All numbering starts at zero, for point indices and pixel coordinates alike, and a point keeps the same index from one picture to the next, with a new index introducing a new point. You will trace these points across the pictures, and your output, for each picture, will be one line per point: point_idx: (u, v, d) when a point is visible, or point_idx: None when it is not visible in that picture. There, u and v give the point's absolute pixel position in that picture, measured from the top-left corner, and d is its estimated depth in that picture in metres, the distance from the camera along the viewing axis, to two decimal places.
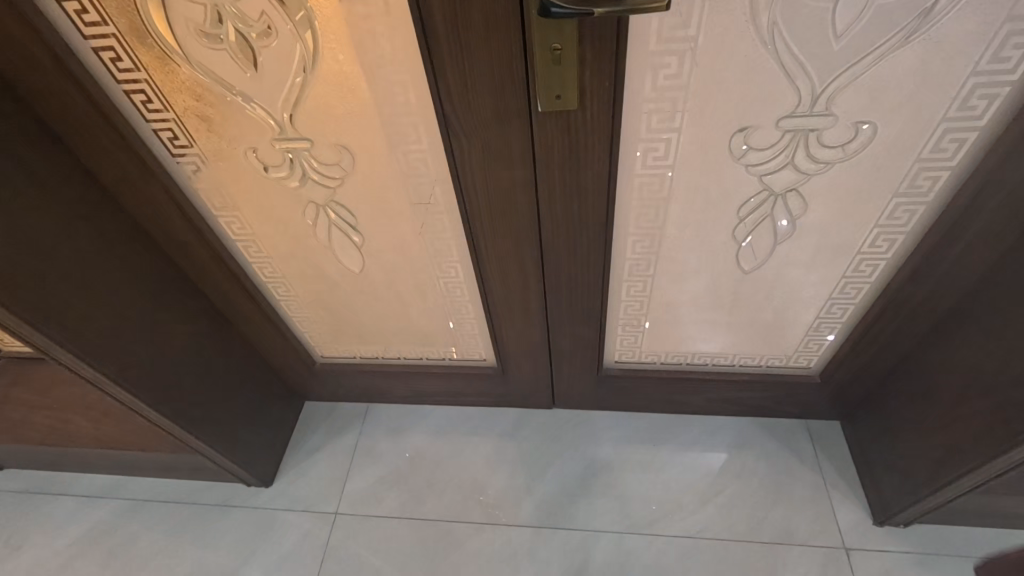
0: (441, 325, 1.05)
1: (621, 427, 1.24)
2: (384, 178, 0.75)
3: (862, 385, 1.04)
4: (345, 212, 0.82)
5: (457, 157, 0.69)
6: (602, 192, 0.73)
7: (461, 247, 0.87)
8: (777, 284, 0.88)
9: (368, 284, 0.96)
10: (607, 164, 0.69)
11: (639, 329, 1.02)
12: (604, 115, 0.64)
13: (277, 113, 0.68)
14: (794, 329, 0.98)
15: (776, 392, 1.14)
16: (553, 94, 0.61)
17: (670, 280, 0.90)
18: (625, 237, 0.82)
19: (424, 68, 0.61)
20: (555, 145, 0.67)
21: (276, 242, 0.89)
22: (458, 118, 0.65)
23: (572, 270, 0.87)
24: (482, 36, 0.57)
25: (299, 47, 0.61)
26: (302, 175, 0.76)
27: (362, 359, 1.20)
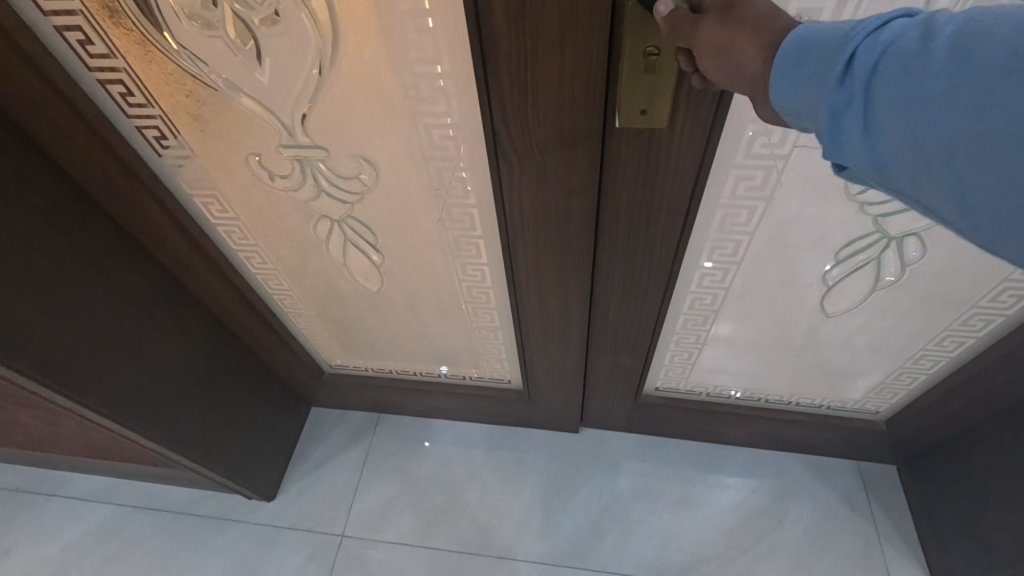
0: (463, 348, 0.94)
1: (651, 456, 1.14)
2: (412, 198, 0.63)
3: (933, 433, 0.95)
4: (365, 230, 0.69)
5: (505, 180, 0.56)
6: (676, 222, 0.61)
7: (496, 274, 0.74)
8: (856, 332, 0.81)
9: (387, 304, 0.85)
10: (689, 192, 0.57)
11: (689, 359, 0.93)
12: (697, 136, 0.51)
13: (286, 116, 0.55)
14: (867, 373, 0.90)
15: (829, 432, 1.04)
16: (637, 108, 0.48)
17: (734, 314, 0.81)
18: (693, 271, 0.73)
19: (473, 73, 0.48)
20: (629, 166, 0.55)
21: (284, 255, 0.77)
22: (511, 136, 0.52)
23: (625, 302, 0.76)
24: (555, 38, 0.44)
25: (314, 39, 0.48)
26: (316, 187, 0.64)
27: (373, 372, 1.10)
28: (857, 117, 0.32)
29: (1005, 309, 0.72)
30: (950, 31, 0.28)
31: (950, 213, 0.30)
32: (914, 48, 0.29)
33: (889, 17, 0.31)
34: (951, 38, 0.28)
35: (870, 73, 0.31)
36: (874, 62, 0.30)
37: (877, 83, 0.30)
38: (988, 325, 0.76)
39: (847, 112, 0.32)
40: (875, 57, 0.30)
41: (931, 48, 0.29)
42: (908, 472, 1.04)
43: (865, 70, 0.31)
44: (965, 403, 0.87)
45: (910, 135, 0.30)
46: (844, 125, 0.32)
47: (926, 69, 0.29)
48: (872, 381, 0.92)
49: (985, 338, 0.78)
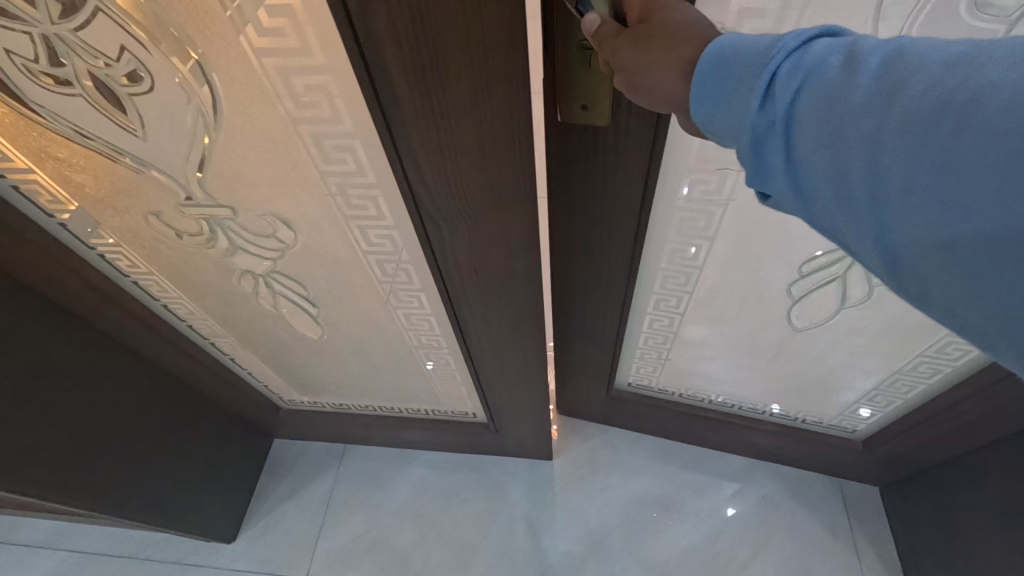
0: (423, 388, 0.89)
1: (629, 471, 1.13)
2: (339, 256, 0.56)
3: (914, 458, 0.93)
4: (296, 286, 0.63)
5: (433, 239, 0.49)
6: (628, 223, 0.65)
7: (443, 323, 0.68)
8: (828, 349, 0.81)
9: (334, 352, 0.79)
10: (638, 199, 0.61)
11: (659, 358, 0.95)
12: (641, 140, 0.53)
13: (179, 175, 0.48)
14: (844, 393, 0.90)
15: (804, 445, 1.04)
16: (577, 104, 0.52)
17: (700, 319, 0.83)
18: (655, 271, 0.75)
19: (378, 135, 0.40)
20: (577, 157, 0.59)
21: (214, 311, 0.71)
22: (434, 200, 0.45)
23: (589, 294, 0.81)
24: (472, 98, 0.36)
25: (190, 97, 0.40)
26: (230, 244, 0.56)
27: (331, 408, 1.05)
28: (780, 148, 0.27)
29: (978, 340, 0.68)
30: (879, 58, 0.24)
31: (873, 266, 0.26)
32: (842, 74, 0.25)
33: (811, 35, 0.27)
34: (879, 69, 0.24)
35: (795, 97, 0.26)
36: (796, 86, 0.26)
37: (803, 110, 0.26)
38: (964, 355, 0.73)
39: (769, 142, 0.28)
40: (801, 80, 0.26)
41: (858, 77, 0.24)
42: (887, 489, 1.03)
43: (789, 93, 0.26)
44: (943, 429, 0.85)
45: (833, 175, 0.25)
46: (766, 153, 0.28)
47: (853, 101, 0.24)
48: (849, 398, 0.91)
49: (961, 365, 0.76)
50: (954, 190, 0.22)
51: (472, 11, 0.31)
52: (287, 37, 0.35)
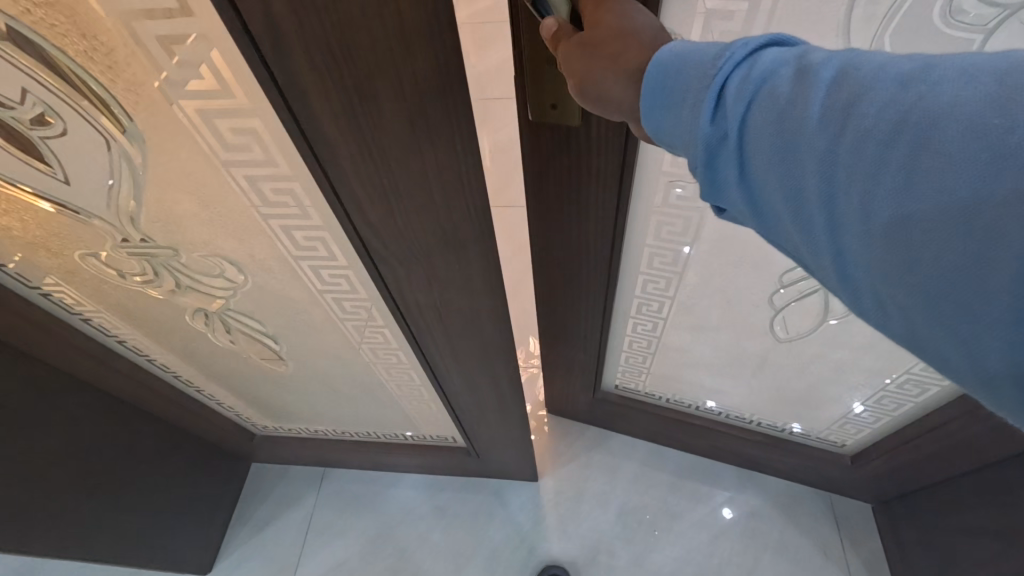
0: (400, 417, 0.87)
1: (619, 489, 1.14)
2: (295, 297, 0.53)
3: (900, 477, 0.95)
4: (254, 324, 0.60)
5: (389, 280, 0.46)
6: (607, 226, 0.67)
7: (412, 358, 0.65)
8: (813, 360, 0.82)
9: (303, 386, 0.76)
10: (614, 200, 0.62)
11: (644, 361, 0.98)
12: (613, 143, 0.54)
13: (111, 218, 0.44)
14: (832, 408, 0.92)
15: (791, 458, 1.07)
16: (547, 104, 0.52)
17: (682, 325, 0.85)
18: (636, 275, 0.77)
19: (313, 177, 0.36)
20: (554, 162, 0.60)
21: (173, 348, 0.68)
22: (385, 242, 0.41)
23: (573, 296, 0.83)
24: (409, 146, 0.33)
25: (110, 141, 0.36)
26: (175, 285, 0.53)
27: (306, 434, 1.01)
28: (732, 166, 0.26)
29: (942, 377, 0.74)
30: (831, 70, 0.23)
31: (834, 288, 0.25)
32: (791, 86, 0.23)
33: (762, 43, 0.26)
34: (831, 83, 0.22)
35: (743, 111, 0.25)
36: (745, 100, 0.25)
37: (751, 124, 0.24)
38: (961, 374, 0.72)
39: (721, 159, 0.26)
40: (748, 94, 0.25)
41: (808, 90, 0.23)
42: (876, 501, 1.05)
43: (736, 107, 0.25)
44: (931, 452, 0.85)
45: (788, 195, 0.24)
46: (719, 170, 0.26)
47: (800, 116, 0.23)
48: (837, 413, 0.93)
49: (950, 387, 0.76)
50: (910, 218, 0.20)
51: (394, 61, 0.29)
52: (203, 76, 0.31)
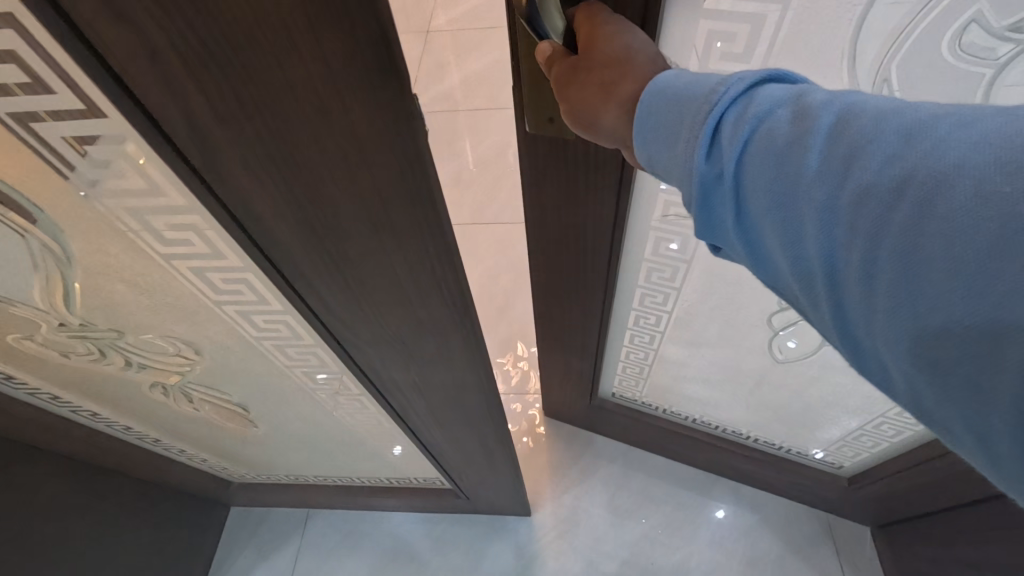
0: (384, 465, 0.83)
1: (617, 522, 1.13)
2: (262, 374, 0.50)
3: (899, 502, 0.96)
4: (215, 393, 0.55)
5: (359, 360, 0.43)
6: (602, 246, 0.69)
7: (391, 424, 0.62)
8: (812, 382, 0.85)
9: (277, 444, 0.73)
10: (610, 219, 0.65)
11: (641, 372, 1.02)
12: (609, 170, 0.57)
13: (39, 305, 0.38)
14: (829, 428, 0.94)
15: (786, 475, 1.08)
16: (544, 116, 0.53)
17: (677, 339, 0.89)
18: (633, 289, 0.80)
19: (262, 274, 0.33)
20: (551, 183, 0.63)
21: (133, 415, 0.63)
22: (348, 328, 0.38)
23: (570, 311, 0.87)
24: (365, 238, 0.30)
25: (24, 236, 0.31)
26: (127, 364, 0.48)
27: (286, 480, 0.96)
28: (730, 205, 0.27)
29: None
30: (831, 116, 0.23)
31: (834, 341, 0.25)
32: (786, 131, 0.24)
33: (762, 79, 0.27)
34: (829, 131, 0.23)
35: (738, 153, 0.26)
36: (743, 140, 0.26)
37: (747, 168, 0.26)
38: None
39: (721, 197, 0.27)
40: (744, 135, 0.26)
41: (807, 135, 0.24)
42: (869, 516, 1.06)
43: (732, 149, 0.26)
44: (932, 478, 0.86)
45: (785, 240, 0.24)
46: (718, 206, 0.28)
47: (799, 162, 0.23)
48: (833, 436, 0.95)
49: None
50: (909, 275, 0.20)
51: (346, 160, 0.26)
52: (114, 162, 0.26)
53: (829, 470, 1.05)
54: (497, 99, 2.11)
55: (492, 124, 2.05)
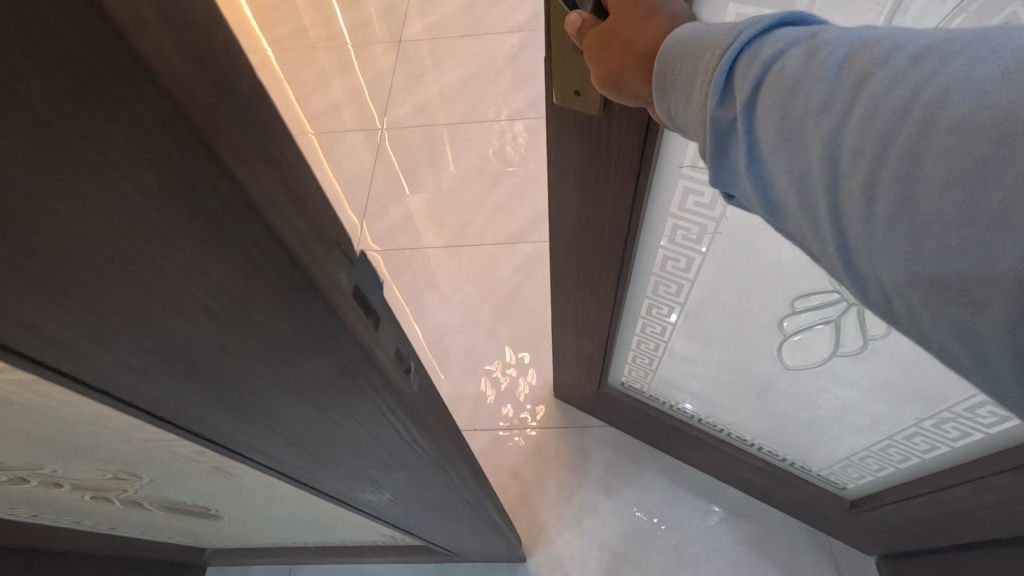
0: (371, 532, 0.79)
1: (616, 524, 1.38)
2: (229, 485, 0.47)
3: (887, 530, 1.14)
4: (172, 501, 0.51)
5: (287, 470, 0.42)
6: (619, 235, 0.86)
7: (352, 515, 0.62)
8: (821, 391, 1.04)
9: (254, 528, 0.69)
10: (627, 207, 0.80)
11: (654, 350, 1.19)
12: (630, 168, 0.73)
13: None
14: (834, 445, 1.13)
15: (791, 490, 1.27)
16: (572, 89, 0.65)
17: (683, 332, 1.10)
18: (651, 276, 1.00)
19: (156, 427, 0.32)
20: (583, 172, 0.78)
21: (66, 516, 0.56)
22: (266, 450, 0.38)
23: (590, 298, 1.05)
24: (272, 374, 0.31)
25: None
26: (61, 486, 0.43)
27: (258, 545, 0.89)
28: (744, 135, 0.37)
29: (939, 439, 0.94)
30: (840, 55, 0.32)
31: (832, 253, 0.34)
32: (795, 70, 0.34)
33: (771, 25, 0.37)
34: (838, 67, 0.32)
35: (752, 89, 0.36)
36: (757, 81, 0.35)
37: (760, 103, 0.35)
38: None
39: (734, 129, 0.38)
40: (758, 78, 0.35)
41: (814, 72, 0.33)
42: (853, 518, 1.20)
43: (745, 91, 0.36)
44: (925, 497, 1.00)
45: (793, 159, 0.34)
46: (732, 138, 0.38)
47: (809, 94, 0.33)
48: (842, 453, 1.13)
49: (958, 449, 0.93)
50: (898, 183, 0.28)
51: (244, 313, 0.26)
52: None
53: (831, 489, 1.24)
54: (471, 115, 2.12)
55: (471, 136, 2.07)
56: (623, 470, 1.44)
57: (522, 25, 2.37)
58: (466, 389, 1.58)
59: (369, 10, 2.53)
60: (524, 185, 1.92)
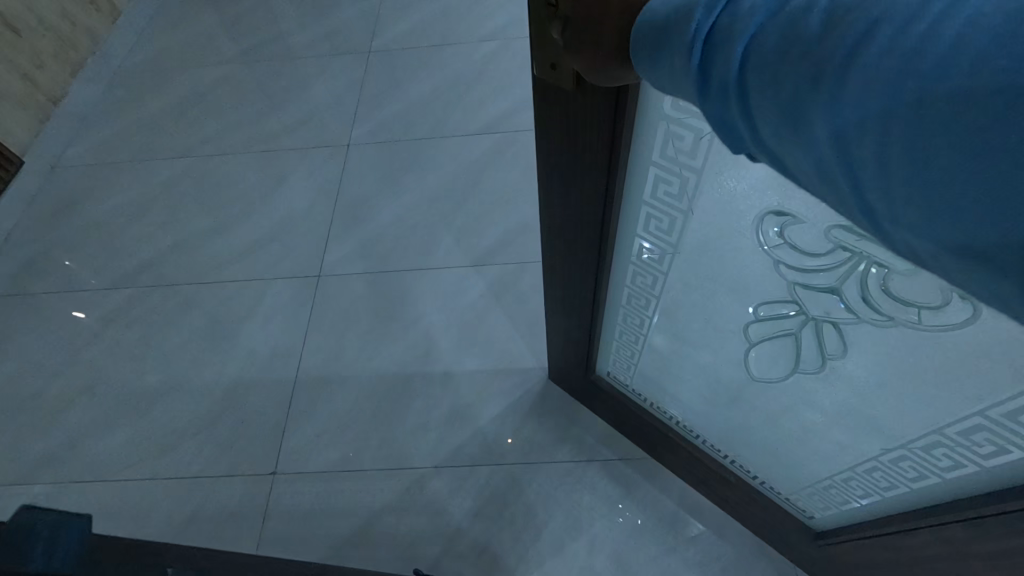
0: None
1: (585, 542, 1.35)
2: None
3: (848, 565, 1.12)
4: None
5: None
6: (598, 211, 0.93)
7: None
8: (786, 409, 1.03)
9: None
10: (605, 181, 0.86)
11: (635, 341, 1.22)
12: (603, 146, 0.80)
13: None
14: (802, 472, 1.12)
15: (760, 509, 1.25)
16: (549, 63, 0.71)
17: (660, 327, 1.13)
18: (629, 262, 1.04)
19: None
20: (562, 151, 0.85)
21: None
22: None
23: (573, 277, 1.11)
24: None
25: None
26: None
27: None
28: (738, 105, 0.33)
29: (897, 478, 0.91)
30: (825, 9, 0.29)
31: (856, 217, 0.30)
32: (778, 35, 0.31)
33: None
34: (825, 25, 0.29)
35: (739, 54, 0.32)
36: (743, 48, 0.32)
37: (749, 69, 0.32)
38: (997, 458, 0.73)
39: (727, 102, 0.34)
40: (744, 44, 0.32)
41: (803, 35, 0.30)
42: (817, 551, 1.17)
43: (732, 57, 0.33)
44: (884, 538, 0.97)
45: (794, 127, 0.30)
46: (727, 110, 0.35)
47: (797, 57, 0.29)
48: (807, 479, 1.12)
49: (917, 492, 0.89)
50: (912, 150, 0.25)
51: None
52: None
53: (801, 518, 1.21)
54: (441, 129, 2.09)
55: (446, 145, 2.04)
56: (599, 484, 1.42)
57: (500, 30, 2.34)
58: (443, 396, 1.56)
59: (340, 23, 2.50)
60: (497, 198, 1.90)
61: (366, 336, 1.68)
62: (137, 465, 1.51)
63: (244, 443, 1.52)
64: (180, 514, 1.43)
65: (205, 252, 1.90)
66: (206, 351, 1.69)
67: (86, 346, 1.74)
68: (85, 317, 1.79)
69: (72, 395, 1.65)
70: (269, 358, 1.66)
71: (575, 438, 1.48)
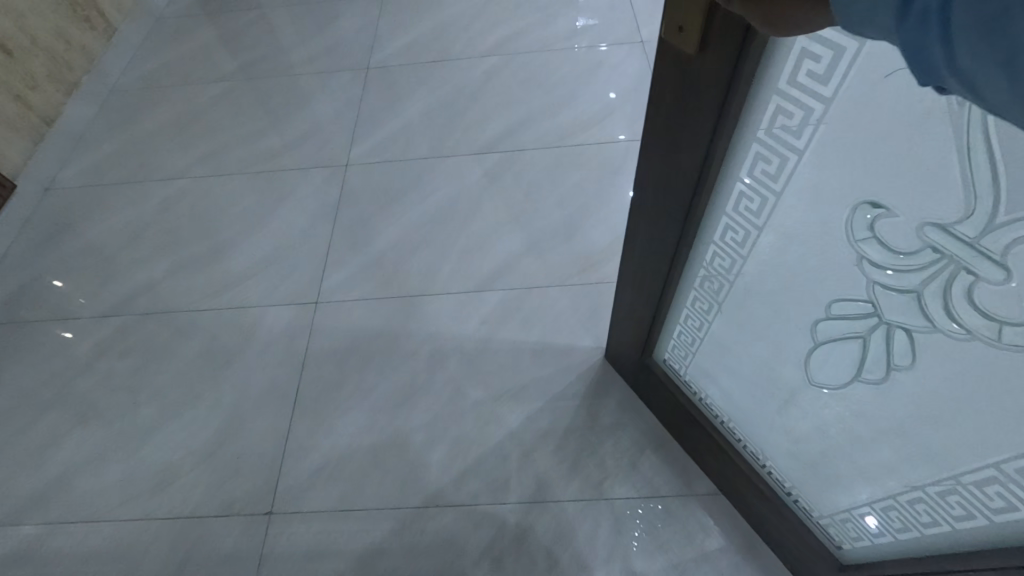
0: None
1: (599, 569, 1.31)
2: None
3: None
4: None
5: None
6: (688, 185, 0.89)
7: None
8: (833, 420, 0.97)
9: None
10: (703, 156, 0.82)
11: (699, 328, 1.17)
12: (710, 115, 0.76)
13: None
14: (839, 494, 1.06)
15: (785, 525, 1.20)
16: (677, 24, 0.68)
17: (727, 317, 1.07)
18: (709, 243, 0.99)
19: None
20: (669, 110, 0.82)
21: None
22: None
23: (652, 247, 1.09)
24: None
25: None
26: None
27: None
28: (937, 44, 0.34)
29: (942, 513, 0.86)
30: None
31: None
32: None
33: None
34: None
35: None
36: None
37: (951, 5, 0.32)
38: None
39: (925, 39, 0.35)
40: None
41: None
42: None
43: None
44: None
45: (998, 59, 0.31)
46: (925, 47, 0.35)
47: None
48: (843, 502, 1.06)
49: (959, 532, 0.85)
50: None
51: None
52: None
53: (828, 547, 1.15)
54: (442, 147, 2.06)
55: (447, 163, 2.01)
56: (614, 508, 1.38)
57: (500, 45, 2.31)
58: (451, 421, 1.52)
59: (338, 39, 2.48)
60: (501, 217, 1.86)
61: (369, 359, 1.64)
62: (130, 504, 1.46)
63: (245, 472, 1.48)
64: (173, 557, 1.38)
65: (204, 274, 1.87)
66: (205, 376, 1.65)
67: (78, 376, 1.69)
68: (79, 345, 1.75)
69: (64, 427, 1.60)
70: (270, 383, 1.62)
71: (585, 468, 1.43)
